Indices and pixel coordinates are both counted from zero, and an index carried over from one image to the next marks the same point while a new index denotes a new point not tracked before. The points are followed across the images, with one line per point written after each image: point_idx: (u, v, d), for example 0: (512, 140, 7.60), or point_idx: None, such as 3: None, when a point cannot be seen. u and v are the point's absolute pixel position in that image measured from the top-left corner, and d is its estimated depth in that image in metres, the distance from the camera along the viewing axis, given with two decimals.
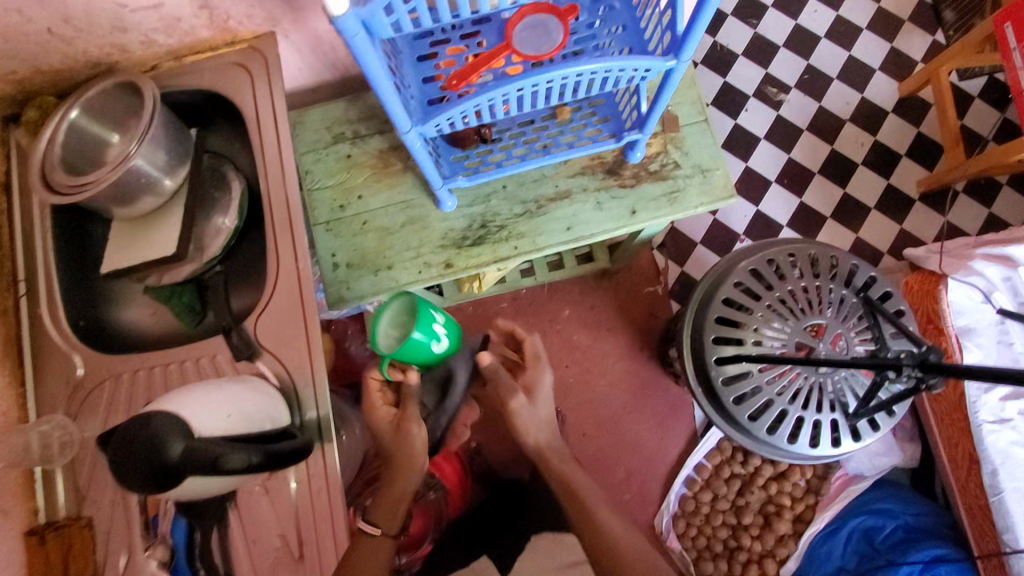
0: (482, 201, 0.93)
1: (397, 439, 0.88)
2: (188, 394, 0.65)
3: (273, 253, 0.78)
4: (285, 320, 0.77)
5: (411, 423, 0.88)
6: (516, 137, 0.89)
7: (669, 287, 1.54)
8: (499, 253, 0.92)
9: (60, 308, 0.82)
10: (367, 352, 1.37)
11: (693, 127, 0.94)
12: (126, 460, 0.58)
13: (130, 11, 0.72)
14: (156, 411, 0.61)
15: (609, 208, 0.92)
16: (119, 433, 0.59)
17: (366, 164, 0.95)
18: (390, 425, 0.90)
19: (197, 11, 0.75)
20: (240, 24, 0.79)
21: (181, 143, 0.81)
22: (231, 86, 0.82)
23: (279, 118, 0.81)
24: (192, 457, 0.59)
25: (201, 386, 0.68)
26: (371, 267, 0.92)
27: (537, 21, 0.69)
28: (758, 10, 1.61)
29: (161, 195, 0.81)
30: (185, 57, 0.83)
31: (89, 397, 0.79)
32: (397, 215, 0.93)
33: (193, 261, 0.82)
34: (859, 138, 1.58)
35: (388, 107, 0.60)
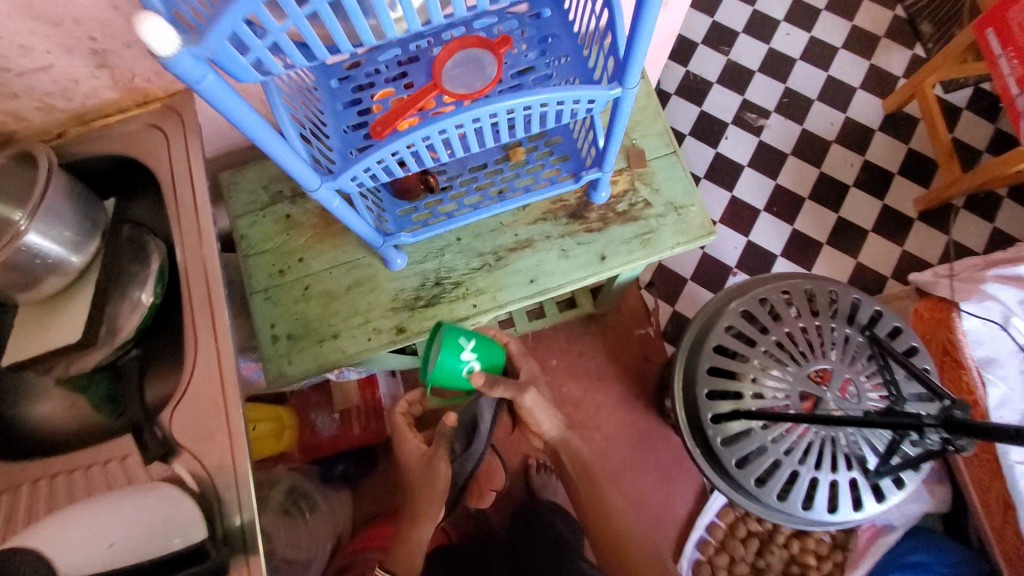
0: (435, 256, 0.84)
1: (424, 475, 0.92)
2: (70, 516, 0.57)
3: (191, 331, 0.69)
4: (204, 411, 0.67)
5: (439, 460, 0.92)
6: (467, 183, 0.80)
7: (662, 329, 1.43)
8: (457, 313, 0.82)
9: None
10: (335, 426, 1.23)
11: (662, 160, 0.85)
12: None
13: (17, 75, 0.65)
14: (21, 547, 0.53)
15: (576, 256, 0.82)
16: None
17: (307, 224, 0.86)
18: (420, 462, 0.94)
19: (96, 70, 0.68)
20: (150, 82, 0.73)
21: (89, 216, 0.73)
22: (145, 148, 0.76)
23: (197, 180, 0.73)
24: None
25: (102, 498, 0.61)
26: (314, 337, 0.82)
27: (467, 56, 0.62)
28: (729, 37, 1.57)
29: (68, 274, 0.72)
30: (94, 122, 0.76)
31: None
32: (342, 277, 0.84)
33: (105, 347, 0.72)
34: (848, 158, 1.50)
35: (285, 163, 0.51)
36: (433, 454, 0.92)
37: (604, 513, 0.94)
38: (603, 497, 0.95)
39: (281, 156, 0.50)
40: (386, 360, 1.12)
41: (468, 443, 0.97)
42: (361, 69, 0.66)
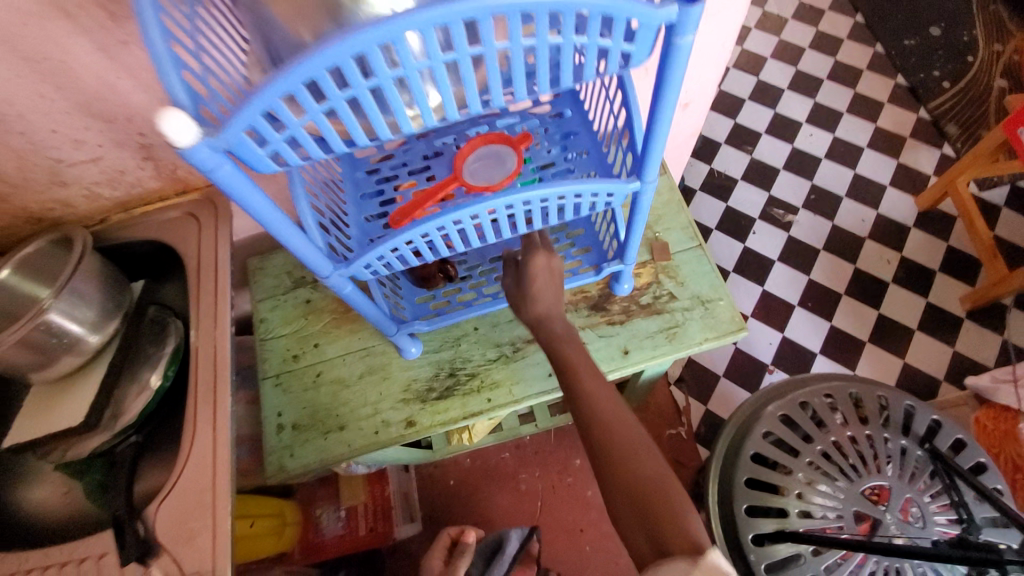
0: (451, 345, 0.81)
1: None
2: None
3: (190, 420, 0.66)
4: (189, 509, 0.63)
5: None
6: (486, 273, 0.79)
7: (694, 430, 1.33)
8: (470, 407, 0.77)
9: None
10: (339, 526, 1.14)
11: (687, 254, 0.83)
12: None
13: (68, 166, 0.69)
14: None
15: (598, 348, 0.78)
16: None
17: (326, 309, 0.85)
18: None
19: (141, 162, 0.72)
20: (190, 174, 0.76)
21: (115, 298, 0.75)
22: (178, 235, 0.77)
23: (220, 264, 0.75)
24: None
25: None
26: (320, 429, 0.78)
27: (489, 152, 0.63)
28: (752, 137, 1.61)
29: (84, 353, 0.71)
30: (135, 209, 0.79)
31: None
32: (355, 364, 0.81)
33: (104, 432, 0.70)
34: (885, 255, 1.46)
35: (298, 252, 0.51)
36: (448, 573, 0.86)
37: (623, 454, 0.58)
38: (617, 433, 0.60)
39: (297, 246, 0.50)
40: (396, 456, 1.05)
41: (491, 566, 0.93)
42: (386, 162, 0.68)
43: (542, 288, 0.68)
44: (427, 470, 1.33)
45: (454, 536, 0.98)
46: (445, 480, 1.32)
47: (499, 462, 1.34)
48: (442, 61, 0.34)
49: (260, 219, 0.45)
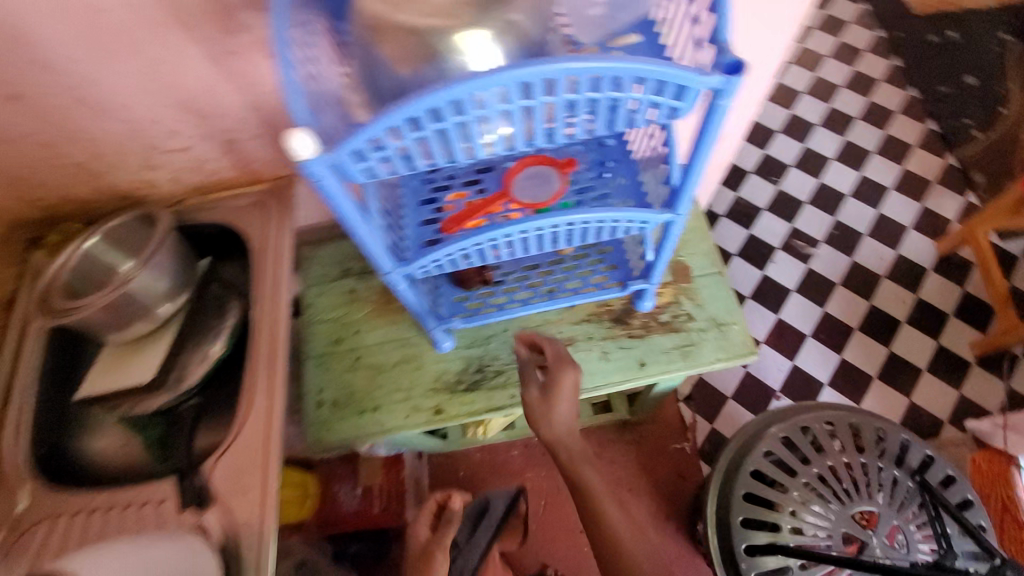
0: (481, 343, 0.88)
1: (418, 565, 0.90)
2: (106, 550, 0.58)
3: (249, 389, 0.74)
4: (242, 467, 0.70)
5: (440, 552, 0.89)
6: (520, 279, 0.86)
7: (698, 446, 1.38)
8: (494, 402, 0.84)
9: (24, 437, 0.75)
10: (356, 502, 1.20)
11: (708, 278, 0.89)
12: None
13: (160, 153, 0.77)
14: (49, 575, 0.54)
15: (616, 358, 0.85)
16: None
17: (369, 299, 0.93)
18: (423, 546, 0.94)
19: (223, 154, 0.80)
20: (263, 167, 0.84)
21: (187, 273, 0.82)
22: (246, 221, 0.86)
23: (282, 251, 0.83)
24: None
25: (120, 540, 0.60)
26: (356, 408, 0.86)
27: (537, 171, 0.70)
28: (778, 169, 1.66)
29: (155, 320, 0.80)
30: (209, 193, 0.87)
31: (20, 538, 0.70)
32: (391, 351, 0.89)
33: (168, 392, 0.78)
34: (899, 295, 1.50)
35: (368, 249, 0.58)
36: (436, 543, 0.91)
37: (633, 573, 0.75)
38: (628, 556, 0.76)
39: (367, 244, 0.57)
40: (416, 441, 1.13)
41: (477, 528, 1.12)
42: (441, 173, 0.75)
43: (563, 404, 0.79)
44: (439, 460, 1.40)
45: (441, 501, 0.99)
46: (456, 471, 1.39)
47: (508, 459, 1.40)
48: (520, 106, 0.42)
49: (344, 221, 0.53)
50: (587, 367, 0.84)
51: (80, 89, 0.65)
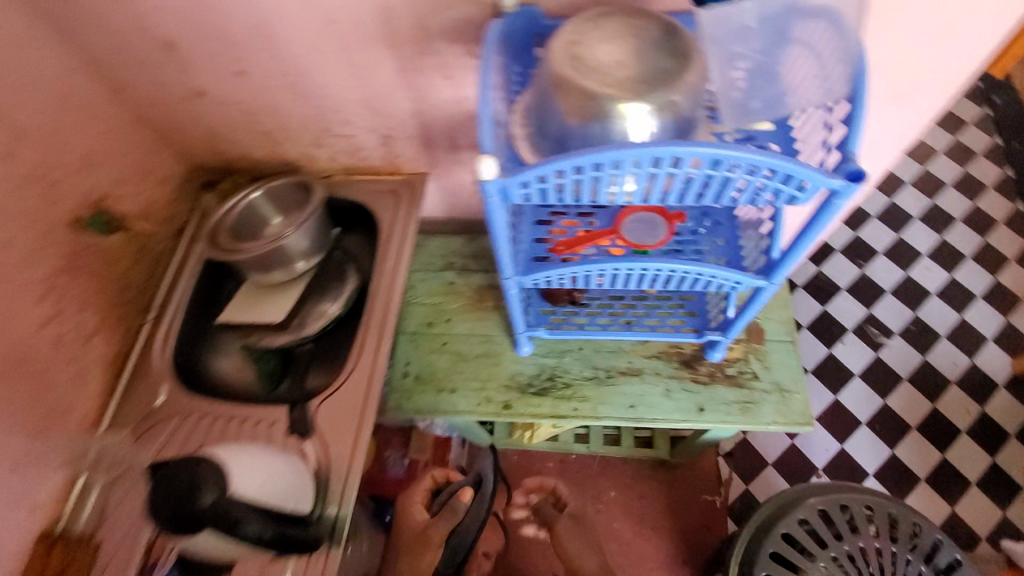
0: (557, 355, 0.96)
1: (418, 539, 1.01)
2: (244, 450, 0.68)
3: (359, 348, 0.86)
4: (342, 412, 0.82)
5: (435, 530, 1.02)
6: (604, 306, 0.95)
7: (729, 504, 1.40)
8: (558, 410, 0.92)
9: (171, 342, 0.91)
10: (401, 470, 1.30)
11: (779, 345, 0.94)
12: (160, 496, 0.58)
13: (330, 136, 0.91)
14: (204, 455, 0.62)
15: (677, 398, 0.91)
16: (166, 467, 0.60)
17: (465, 293, 1.02)
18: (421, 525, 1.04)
19: (378, 146, 0.93)
20: (405, 162, 0.96)
21: (324, 239, 0.96)
22: (379, 204, 0.98)
23: (406, 236, 0.94)
24: (219, 512, 0.59)
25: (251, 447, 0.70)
26: (435, 386, 0.96)
27: (646, 218, 0.80)
28: (866, 253, 1.66)
29: (291, 272, 0.94)
30: (354, 174, 1.00)
31: (155, 425, 0.84)
32: (475, 344, 0.98)
33: (290, 333, 0.90)
34: (965, 404, 1.47)
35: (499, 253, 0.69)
36: (433, 525, 1.03)
37: None
38: None
39: (500, 251, 0.68)
40: (469, 429, 1.22)
41: None
42: None
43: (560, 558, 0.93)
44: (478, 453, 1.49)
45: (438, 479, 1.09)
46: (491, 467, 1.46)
47: (542, 469, 1.46)
48: (666, 171, 0.53)
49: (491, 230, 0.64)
50: (650, 399, 0.91)
51: (292, 76, 0.80)
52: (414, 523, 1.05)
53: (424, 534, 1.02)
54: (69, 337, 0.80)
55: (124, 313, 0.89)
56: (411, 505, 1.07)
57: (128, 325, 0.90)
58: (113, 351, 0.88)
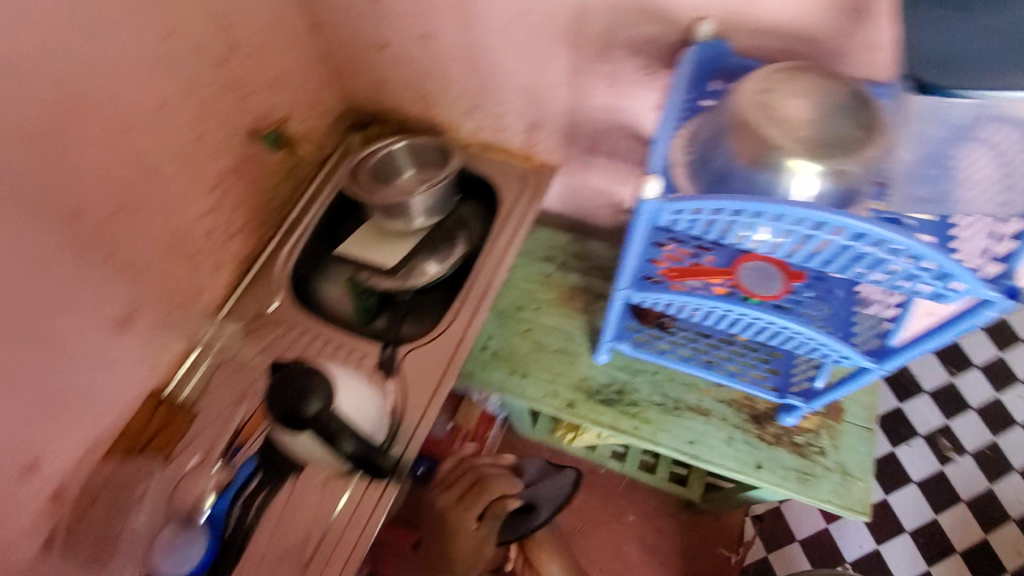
0: (631, 372, 0.98)
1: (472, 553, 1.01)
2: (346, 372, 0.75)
3: (455, 311, 0.91)
4: (426, 365, 0.88)
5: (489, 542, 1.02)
6: (689, 340, 0.96)
7: (744, 565, 1.38)
8: (618, 424, 0.93)
9: (294, 256, 1.00)
10: (444, 432, 1.31)
11: (855, 429, 0.93)
12: (278, 393, 0.66)
13: (483, 110, 0.97)
14: (315, 367, 0.68)
15: (738, 448, 0.91)
16: (287, 369, 0.68)
17: (558, 288, 1.06)
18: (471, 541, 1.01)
19: (523, 131, 0.97)
20: (542, 151, 1.00)
21: (446, 203, 1.01)
22: (505, 183, 1.02)
23: (525, 220, 0.98)
24: (321, 422, 0.66)
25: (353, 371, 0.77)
26: (508, 367, 1.00)
27: (763, 267, 0.82)
28: (960, 362, 1.58)
29: (409, 225, 0.99)
30: (489, 150, 1.05)
31: (265, 326, 0.94)
32: (555, 339, 1.02)
33: (396, 280, 0.96)
34: (1020, 546, 1.38)
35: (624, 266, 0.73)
36: (486, 538, 1.01)
37: None
38: None
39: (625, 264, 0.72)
40: (520, 416, 1.25)
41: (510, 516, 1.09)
42: None
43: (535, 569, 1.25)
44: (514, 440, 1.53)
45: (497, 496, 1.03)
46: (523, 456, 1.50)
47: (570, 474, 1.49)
48: (820, 236, 0.55)
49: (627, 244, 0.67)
50: (711, 442, 0.91)
51: (472, 48, 0.86)
52: (466, 538, 1.01)
53: (478, 547, 1.01)
54: (219, 231, 0.90)
55: (263, 222, 0.99)
56: (463, 519, 1.02)
57: (263, 233, 1.00)
58: (245, 251, 0.97)
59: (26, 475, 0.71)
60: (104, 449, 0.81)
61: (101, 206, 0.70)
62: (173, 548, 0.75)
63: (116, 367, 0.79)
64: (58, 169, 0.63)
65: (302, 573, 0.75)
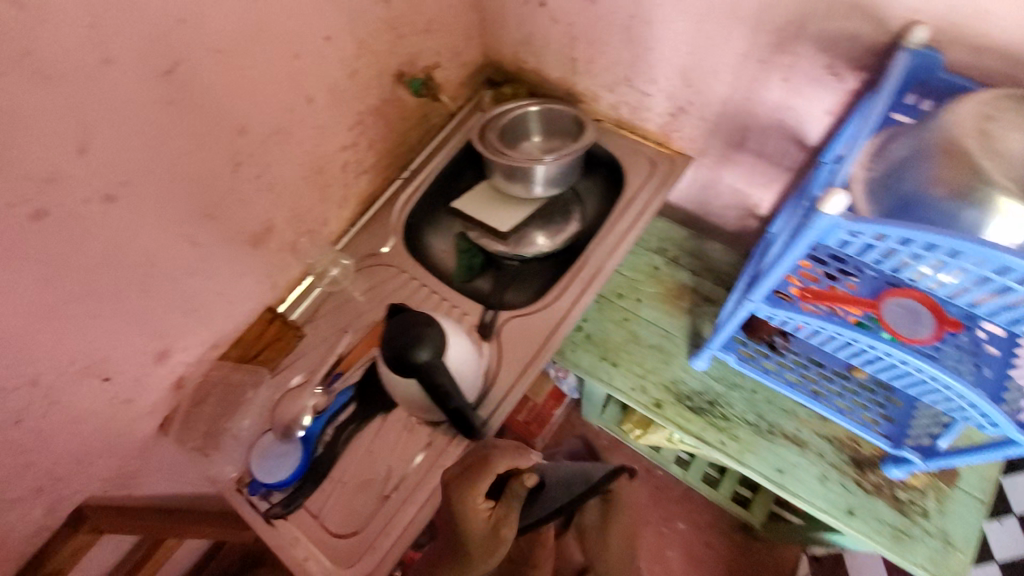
0: (727, 384, 0.93)
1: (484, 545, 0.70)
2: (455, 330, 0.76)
3: (563, 287, 0.90)
4: (524, 334, 0.87)
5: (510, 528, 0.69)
6: (799, 365, 0.90)
7: None
8: (705, 435, 0.89)
9: (411, 204, 1.01)
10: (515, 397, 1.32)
11: (966, 498, 0.85)
12: (396, 334, 0.69)
13: (628, 86, 0.93)
14: (431, 317, 0.70)
15: (831, 489, 0.85)
16: (408, 314, 0.70)
17: (664, 283, 1.02)
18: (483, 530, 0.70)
19: (665, 114, 0.93)
20: (679, 138, 0.95)
21: (570, 175, 0.97)
22: (633, 165, 0.98)
23: (648, 208, 0.94)
24: (430, 371, 0.67)
25: (460, 330, 0.78)
26: (599, 352, 0.97)
27: (913, 307, 0.73)
28: None
29: (527, 193, 0.96)
30: (622, 128, 1.01)
31: (376, 266, 0.97)
32: (653, 334, 0.98)
33: (508, 246, 0.97)
34: None
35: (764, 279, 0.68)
36: (504, 519, 0.70)
37: None
38: None
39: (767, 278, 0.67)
40: (593, 401, 1.23)
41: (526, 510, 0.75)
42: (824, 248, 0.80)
43: None
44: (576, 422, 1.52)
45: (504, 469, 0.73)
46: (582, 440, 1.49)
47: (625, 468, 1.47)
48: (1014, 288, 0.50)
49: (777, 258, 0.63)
50: (801, 475, 0.85)
51: (635, 19, 0.82)
52: (475, 521, 0.70)
53: (494, 531, 0.69)
54: (351, 166, 0.93)
55: (389, 165, 1.01)
56: (464, 493, 0.71)
57: (386, 175, 1.02)
58: (369, 190, 1.00)
59: (160, 358, 0.79)
60: (221, 351, 0.87)
61: (261, 126, 0.74)
62: (270, 453, 0.81)
63: (245, 278, 0.85)
64: (232, 84, 0.68)
65: (380, 505, 0.79)
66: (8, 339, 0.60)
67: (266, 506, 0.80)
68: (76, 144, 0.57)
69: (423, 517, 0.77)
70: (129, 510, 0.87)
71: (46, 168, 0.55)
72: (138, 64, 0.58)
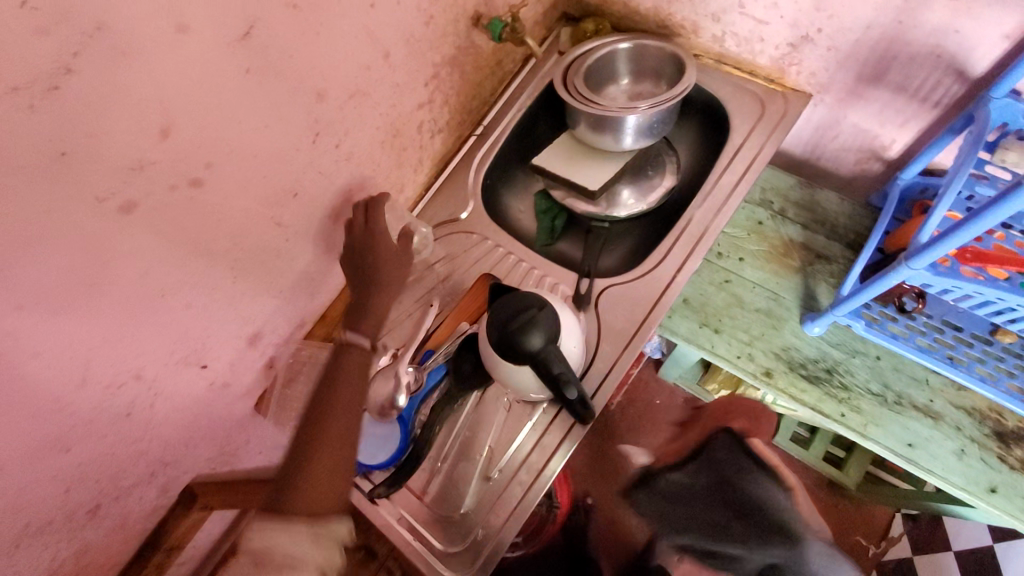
0: (846, 352, 0.85)
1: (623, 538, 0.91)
2: (562, 307, 0.73)
3: (665, 252, 0.81)
4: (624, 306, 0.80)
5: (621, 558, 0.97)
6: (932, 329, 0.81)
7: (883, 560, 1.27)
8: (823, 405, 0.82)
9: (487, 163, 0.93)
10: None
11: None
12: (508, 318, 0.68)
13: (738, 13, 0.81)
14: (540, 298, 0.70)
15: (970, 464, 0.77)
16: (518, 297, 0.70)
17: (770, 240, 0.92)
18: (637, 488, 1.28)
19: (782, 45, 0.81)
20: (796, 73, 0.83)
21: (668, 123, 0.85)
22: (739, 106, 0.86)
23: (761, 155, 0.82)
24: (548, 353, 0.66)
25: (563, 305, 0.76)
26: (700, 318, 0.89)
27: None
28: None
29: (616, 145, 0.83)
30: (724, 64, 0.89)
31: (455, 232, 0.90)
32: (760, 298, 0.90)
33: (596, 208, 0.87)
34: None
35: (934, 247, 0.59)
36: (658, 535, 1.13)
37: None
38: None
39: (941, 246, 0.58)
40: (677, 367, 1.16)
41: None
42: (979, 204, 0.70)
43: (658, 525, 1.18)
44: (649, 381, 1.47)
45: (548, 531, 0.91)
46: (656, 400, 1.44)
47: None
48: None
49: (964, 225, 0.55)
50: (934, 450, 0.78)
51: None
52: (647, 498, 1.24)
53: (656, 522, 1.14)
54: (427, 125, 0.85)
55: (462, 120, 0.93)
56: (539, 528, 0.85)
57: (460, 132, 0.94)
58: (443, 149, 0.93)
59: (252, 342, 0.76)
60: (307, 330, 0.85)
61: (339, 89, 0.67)
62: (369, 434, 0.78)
63: (329, 253, 0.80)
64: (309, 45, 0.61)
65: (483, 485, 0.76)
66: (112, 337, 0.57)
67: (368, 486, 0.78)
68: (159, 126, 0.51)
69: (528, 503, 0.73)
70: (231, 485, 0.88)
71: (132, 158, 0.50)
72: (217, 28, 0.51)
